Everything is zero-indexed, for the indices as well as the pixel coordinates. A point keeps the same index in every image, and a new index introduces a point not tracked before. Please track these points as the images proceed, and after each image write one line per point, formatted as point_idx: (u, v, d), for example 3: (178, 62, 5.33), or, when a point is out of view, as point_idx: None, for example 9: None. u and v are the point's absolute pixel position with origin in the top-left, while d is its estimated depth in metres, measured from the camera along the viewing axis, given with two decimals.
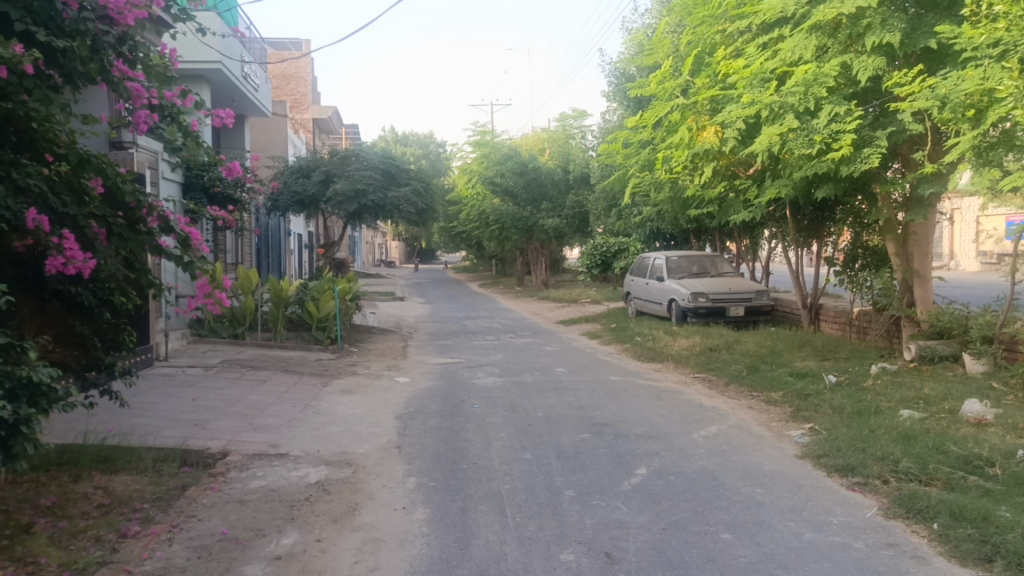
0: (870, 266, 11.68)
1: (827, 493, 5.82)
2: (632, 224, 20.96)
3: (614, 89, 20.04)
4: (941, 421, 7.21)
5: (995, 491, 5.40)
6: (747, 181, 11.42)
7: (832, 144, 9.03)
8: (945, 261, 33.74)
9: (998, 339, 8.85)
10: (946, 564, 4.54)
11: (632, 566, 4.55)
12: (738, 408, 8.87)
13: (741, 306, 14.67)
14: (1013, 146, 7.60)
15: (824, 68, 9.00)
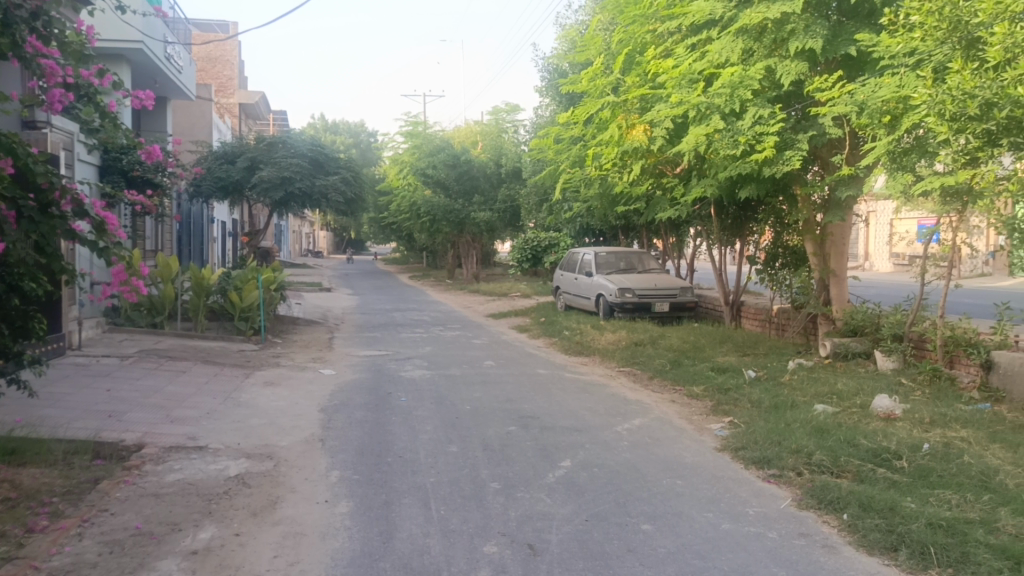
0: (789, 265, 12.02)
1: (744, 484, 5.98)
2: (562, 219, 21.11)
3: (547, 84, 20.16)
4: (853, 415, 7.49)
5: (902, 483, 5.64)
6: (673, 179, 11.62)
7: (755, 146, 9.26)
8: (860, 262, 34.91)
9: (907, 338, 9.20)
10: (854, 553, 4.72)
11: (553, 558, 4.60)
12: (661, 402, 9.04)
13: (666, 302, 14.97)
14: (925, 153, 7.91)
15: (750, 71, 9.23)
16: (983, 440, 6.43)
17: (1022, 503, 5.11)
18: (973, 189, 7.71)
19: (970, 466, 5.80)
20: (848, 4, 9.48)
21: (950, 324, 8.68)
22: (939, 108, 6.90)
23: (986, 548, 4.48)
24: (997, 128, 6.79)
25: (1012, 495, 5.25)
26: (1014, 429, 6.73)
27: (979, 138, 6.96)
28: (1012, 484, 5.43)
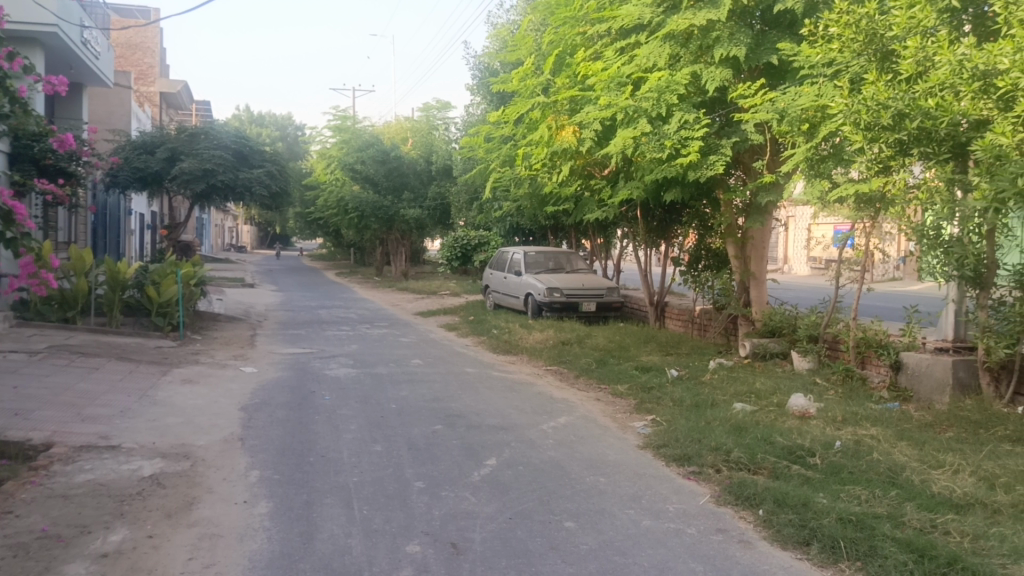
0: (712, 267, 12.33)
1: (665, 481, 6.10)
2: (492, 218, 21.12)
3: (478, 83, 20.18)
4: (770, 413, 7.71)
5: (814, 479, 5.83)
6: (601, 181, 11.74)
7: (680, 150, 9.44)
8: (779, 265, 35.86)
9: (822, 338, 9.52)
10: (769, 548, 4.86)
11: (476, 556, 4.60)
12: (586, 400, 9.13)
13: (593, 301, 15.16)
14: (840, 160, 8.24)
15: (677, 77, 9.40)
16: (891, 437, 6.69)
17: (926, 499, 5.33)
18: (885, 197, 8.01)
19: (879, 463, 6.03)
20: (771, 14, 9.75)
21: (863, 326, 9.01)
22: (855, 117, 7.14)
23: (892, 542, 4.65)
24: (908, 138, 7.06)
25: (917, 490, 5.48)
26: (920, 427, 7.03)
27: (891, 147, 7.22)
28: (917, 480, 5.67)
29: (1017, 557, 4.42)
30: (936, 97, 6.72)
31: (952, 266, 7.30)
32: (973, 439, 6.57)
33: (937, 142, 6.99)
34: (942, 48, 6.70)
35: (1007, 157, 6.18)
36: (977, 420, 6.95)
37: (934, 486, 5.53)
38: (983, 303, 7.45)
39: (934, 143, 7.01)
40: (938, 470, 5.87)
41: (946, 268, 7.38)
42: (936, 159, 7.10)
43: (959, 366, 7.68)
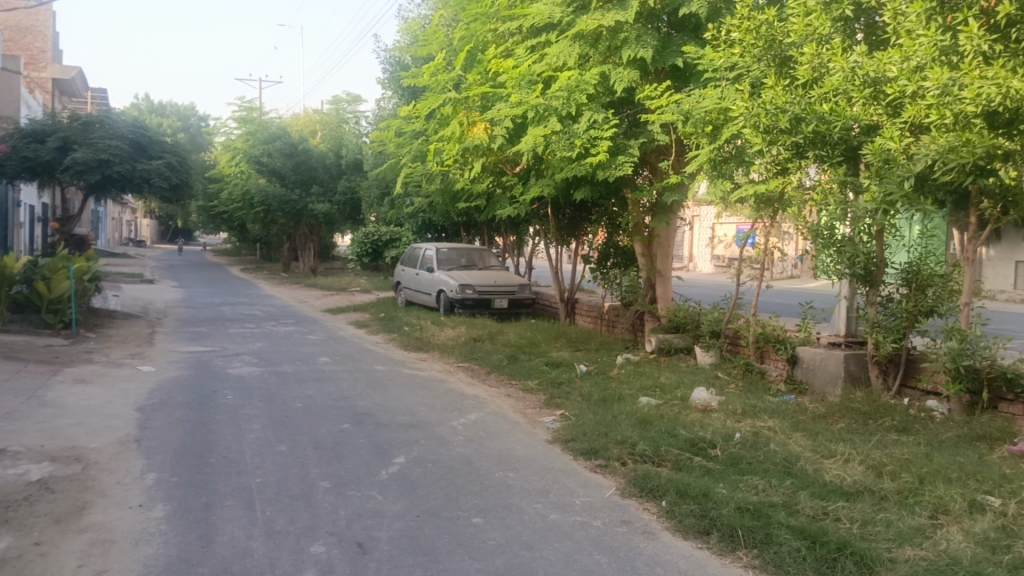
0: (620, 265, 12.45)
1: (572, 475, 6.18)
2: (403, 214, 20.94)
3: (388, 77, 20.02)
4: (674, 406, 7.91)
5: (715, 471, 6.00)
6: (513, 178, 11.81)
7: (590, 149, 9.58)
8: (684, 264, 36.80)
9: (724, 334, 9.82)
10: (670, 538, 4.99)
11: (382, 555, 4.55)
12: (496, 396, 9.16)
13: (505, 298, 15.22)
14: (741, 161, 8.55)
15: (586, 76, 9.51)
16: (787, 429, 6.96)
17: (819, 487, 5.57)
18: (782, 197, 8.31)
19: (775, 454, 6.26)
20: (676, 17, 9.97)
21: (762, 321, 9.32)
22: (755, 119, 7.38)
23: (786, 530, 4.83)
24: (804, 142, 7.28)
25: (810, 479, 5.72)
26: (813, 418, 7.33)
27: (789, 150, 7.45)
28: (810, 469, 5.92)
29: (902, 541, 4.66)
30: (830, 102, 7.01)
31: (844, 264, 7.68)
32: (863, 430, 6.90)
33: (830, 145, 7.22)
34: (836, 55, 7.00)
35: (895, 161, 6.50)
36: (866, 411, 7.29)
37: (826, 474, 5.78)
38: (872, 300, 7.81)
39: (828, 146, 7.25)
40: (830, 459, 6.14)
41: (838, 266, 7.71)
42: (830, 162, 7.34)
43: (850, 360, 8.03)
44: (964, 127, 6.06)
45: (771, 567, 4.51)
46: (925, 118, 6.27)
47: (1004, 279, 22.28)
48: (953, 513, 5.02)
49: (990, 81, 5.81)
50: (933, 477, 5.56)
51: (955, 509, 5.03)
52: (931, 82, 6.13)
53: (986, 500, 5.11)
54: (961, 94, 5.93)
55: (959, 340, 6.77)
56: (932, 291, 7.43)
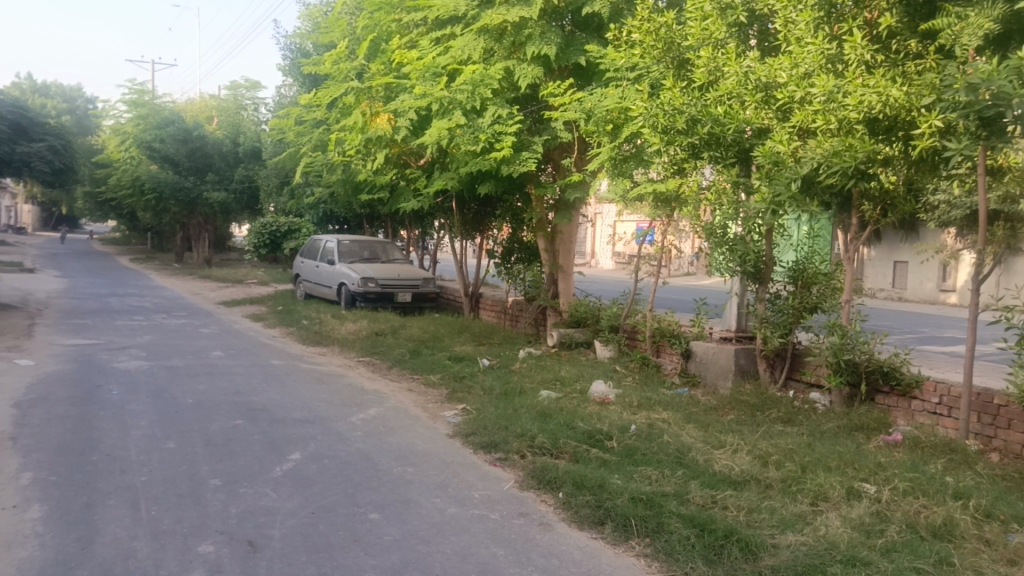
0: (524, 260, 12.53)
1: (471, 468, 6.19)
2: (303, 204, 20.50)
3: (288, 64, 19.56)
4: (573, 400, 8.03)
5: (611, 462, 6.13)
6: (417, 171, 11.73)
7: (494, 144, 9.60)
8: (587, 260, 37.38)
9: (622, 328, 10.03)
10: (566, 529, 5.07)
11: (274, 553, 4.45)
12: (398, 390, 9.08)
13: (408, 292, 15.11)
14: (641, 161, 8.78)
15: (491, 71, 9.52)
16: (680, 421, 7.18)
17: (709, 476, 5.77)
18: (679, 197, 8.55)
19: (668, 445, 6.44)
20: (580, 16, 10.11)
21: (658, 317, 9.59)
22: (653, 120, 7.56)
23: (678, 518, 4.97)
24: (699, 143, 7.50)
25: (701, 469, 5.91)
26: (705, 410, 7.58)
27: (685, 150, 7.66)
28: (701, 460, 6.12)
29: (784, 528, 4.88)
30: (724, 105, 7.25)
31: (736, 262, 7.99)
32: (751, 421, 7.18)
33: (724, 147, 7.45)
34: (730, 60, 7.25)
35: (784, 163, 6.78)
36: (754, 403, 7.58)
37: (715, 465, 5.99)
38: (761, 297, 8.10)
39: (722, 147, 7.48)
40: (720, 450, 6.35)
41: (730, 264, 8.02)
42: (723, 163, 7.57)
43: (741, 354, 8.33)
44: (847, 132, 6.35)
45: (662, 556, 4.63)
46: (812, 123, 6.56)
47: (883, 278, 23.55)
48: (832, 500, 5.28)
49: (872, 89, 6.12)
50: (815, 465, 5.84)
51: (834, 496, 5.29)
52: (817, 89, 6.39)
53: (862, 487, 5.40)
54: (844, 100, 6.23)
55: (840, 336, 7.10)
56: (816, 289, 7.78)
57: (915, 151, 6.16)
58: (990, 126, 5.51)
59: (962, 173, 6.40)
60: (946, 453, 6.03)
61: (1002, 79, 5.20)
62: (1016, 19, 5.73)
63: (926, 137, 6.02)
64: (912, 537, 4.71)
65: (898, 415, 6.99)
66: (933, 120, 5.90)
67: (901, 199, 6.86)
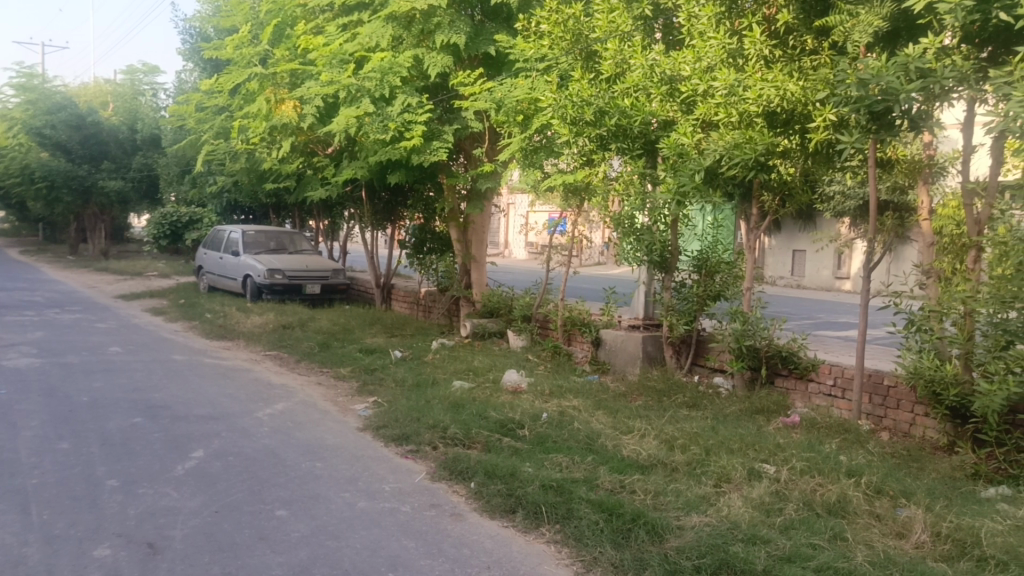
0: (436, 250, 12.41)
1: (382, 461, 6.13)
2: (206, 194, 19.87)
3: (187, 48, 18.89)
4: (486, 389, 8.05)
5: (522, 450, 6.17)
6: (324, 159, 11.52)
7: (403, 133, 9.51)
8: (500, 250, 37.46)
9: (534, 318, 10.10)
10: (477, 519, 5.08)
11: (175, 554, 4.31)
12: (307, 384, 8.91)
13: (317, 283, 14.83)
14: (551, 151, 8.85)
15: (399, 59, 9.40)
16: (590, 407, 7.28)
17: (618, 462, 5.88)
18: (589, 187, 8.63)
19: (578, 432, 6.53)
20: (489, 6, 10.07)
21: (569, 306, 9.70)
22: (562, 111, 7.66)
23: (587, 504, 5.05)
24: (607, 134, 7.61)
25: (610, 455, 6.01)
26: (614, 396, 7.72)
27: (594, 141, 7.75)
28: (610, 445, 6.22)
29: (689, 509, 5.01)
30: (631, 97, 7.38)
31: (643, 252, 8.13)
32: (657, 406, 7.35)
33: (631, 138, 7.60)
34: (636, 52, 7.36)
35: (687, 154, 6.95)
36: (661, 388, 7.76)
37: (623, 450, 6.10)
38: (668, 285, 8.30)
39: (629, 139, 7.62)
40: (628, 435, 6.47)
41: (636, 254, 8.15)
42: (630, 154, 7.73)
43: (648, 341, 8.51)
44: (747, 125, 6.57)
45: (572, 541, 4.69)
46: (714, 116, 6.75)
47: (783, 266, 24.41)
48: (735, 481, 5.45)
49: (770, 84, 6.33)
50: (718, 448, 6.02)
51: (736, 477, 5.47)
52: (719, 82, 6.57)
53: (763, 468, 5.59)
54: (744, 94, 6.42)
55: (742, 322, 7.38)
56: (719, 277, 8.00)
57: (811, 143, 6.41)
58: (879, 121, 5.78)
59: (854, 165, 6.69)
60: (840, 433, 6.31)
61: (890, 75, 5.45)
62: (903, 17, 5.94)
63: (821, 130, 6.26)
64: (809, 515, 4.92)
65: (796, 397, 7.27)
66: (827, 114, 6.13)
67: (798, 189, 7.12)
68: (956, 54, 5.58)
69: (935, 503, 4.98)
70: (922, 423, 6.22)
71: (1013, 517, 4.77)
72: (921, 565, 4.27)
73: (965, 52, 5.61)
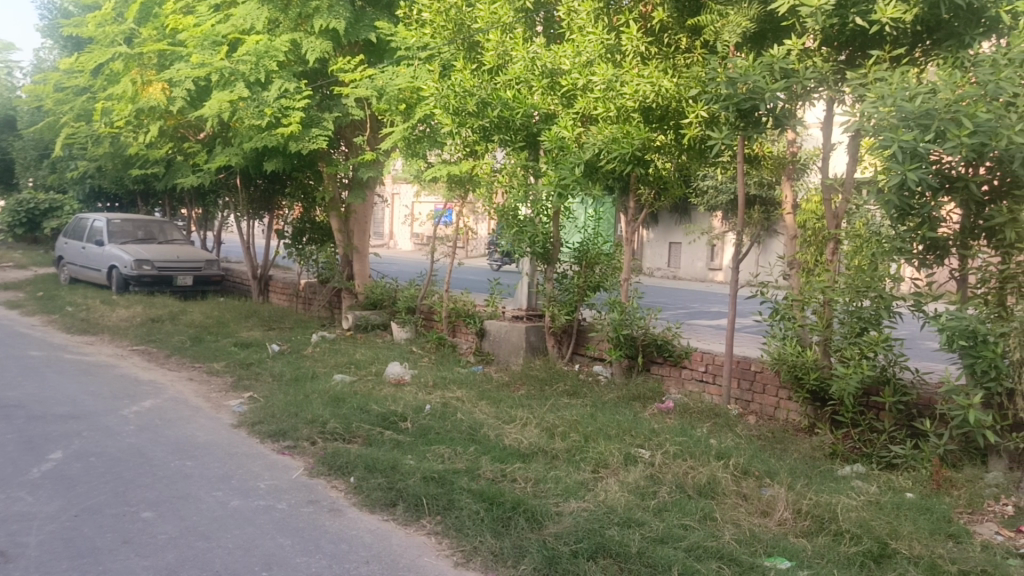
0: (316, 241, 12.01)
1: (257, 458, 5.95)
2: (68, 180, 18.69)
3: (46, 24, 17.72)
4: (368, 382, 7.94)
5: (404, 443, 6.11)
6: (196, 145, 11.06)
7: (280, 118, 9.23)
8: (384, 241, 36.94)
9: (419, 310, 10.03)
10: (356, 513, 5.00)
11: (29, 562, 4.05)
12: (177, 380, 8.54)
13: (189, 275, 14.23)
14: (434, 141, 8.81)
15: (276, 42, 9.11)
16: (474, 398, 7.30)
17: (499, 451, 5.91)
18: (472, 179, 8.62)
19: (461, 423, 6.52)
20: None
21: (453, 297, 9.70)
22: (444, 101, 7.63)
23: (468, 494, 5.06)
24: (489, 126, 7.62)
25: (492, 444, 6.04)
26: (497, 386, 7.78)
27: (477, 132, 7.76)
28: (492, 435, 6.25)
29: (568, 496, 5.10)
30: (513, 89, 7.41)
31: (526, 244, 8.20)
32: (539, 395, 7.44)
33: (513, 130, 7.64)
34: (518, 45, 7.40)
35: (568, 148, 7.05)
36: (543, 377, 7.87)
37: (505, 439, 6.14)
38: (549, 276, 8.38)
39: (511, 131, 7.66)
40: (511, 425, 6.52)
41: (520, 246, 8.21)
42: (513, 146, 7.76)
43: (531, 332, 8.59)
44: (624, 120, 6.72)
45: (452, 532, 4.68)
46: (593, 110, 6.88)
47: (660, 259, 25.23)
48: (612, 466, 5.58)
49: (646, 80, 6.50)
50: (596, 434, 6.15)
51: (613, 463, 5.60)
52: (598, 77, 6.69)
53: (639, 453, 5.75)
54: (622, 89, 6.56)
55: (620, 312, 7.57)
56: (599, 269, 8.17)
57: (684, 139, 6.65)
58: (746, 119, 6.03)
59: (724, 161, 6.95)
60: (711, 417, 6.58)
61: (756, 75, 5.72)
62: (769, 19, 6.22)
63: (694, 126, 6.51)
64: (681, 497, 5.09)
65: (670, 383, 7.51)
66: (698, 110, 6.37)
67: (673, 184, 7.34)
68: (817, 57, 5.88)
69: (797, 482, 5.27)
70: (785, 407, 6.54)
71: (866, 493, 5.09)
72: (784, 541, 4.51)
73: (825, 55, 5.93)
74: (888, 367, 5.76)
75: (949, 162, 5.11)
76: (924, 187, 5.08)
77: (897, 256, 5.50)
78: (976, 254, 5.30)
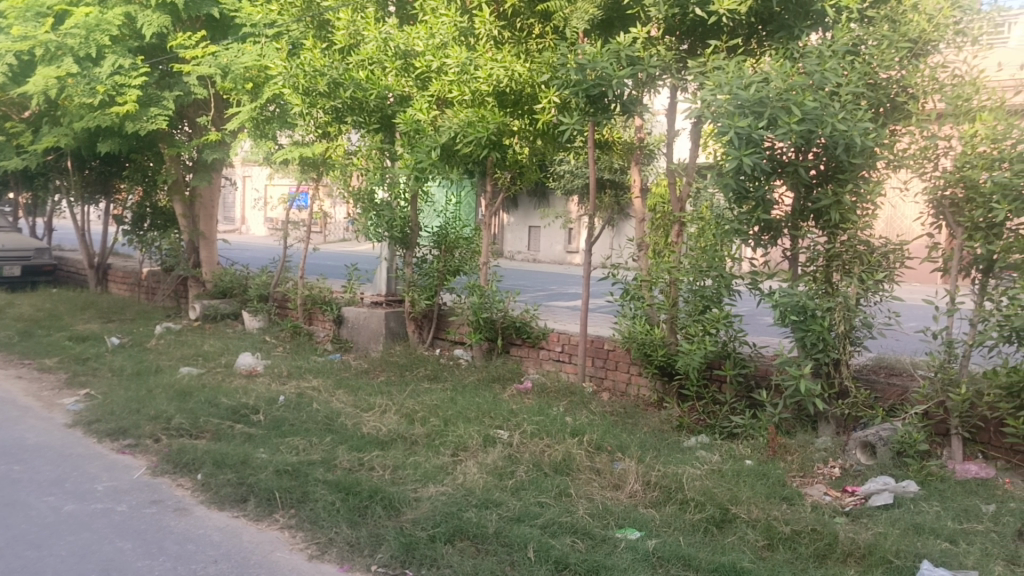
0: (159, 226, 11.37)
1: (95, 459, 5.60)
2: None
3: None
4: (217, 374, 7.63)
5: (256, 436, 5.91)
6: (21, 124, 10.28)
7: (115, 96, 8.67)
8: (235, 227, 35.46)
9: (272, 297, 9.73)
10: (205, 511, 4.80)
11: None
12: (3, 378, 7.90)
13: (16, 265, 13.19)
14: (284, 121, 8.53)
15: (107, 15, 8.53)
16: (330, 387, 7.15)
17: (356, 439, 5.82)
18: (326, 161, 8.46)
19: (317, 413, 6.38)
20: None
21: (309, 284, 9.48)
22: (294, 80, 7.40)
23: (323, 485, 4.95)
24: (342, 107, 7.44)
25: (348, 433, 5.94)
26: (356, 374, 7.66)
27: (329, 113, 7.57)
28: (349, 424, 6.15)
29: (425, 480, 5.09)
30: (367, 70, 7.24)
31: (382, 228, 8.10)
32: (399, 381, 7.39)
33: (367, 113, 7.50)
34: (369, 25, 7.23)
35: (424, 130, 6.97)
36: (402, 363, 7.81)
37: (363, 427, 6.06)
38: (409, 261, 8.30)
39: (365, 113, 7.51)
40: (369, 412, 6.44)
41: (377, 229, 8.11)
42: (368, 128, 7.65)
43: (391, 317, 8.49)
44: (479, 104, 6.73)
45: (307, 524, 4.57)
46: (448, 93, 6.82)
47: (520, 242, 25.63)
48: (470, 449, 5.62)
49: (499, 64, 6.54)
50: (455, 418, 6.16)
51: (472, 445, 5.63)
52: (452, 60, 6.65)
53: (496, 434, 5.82)
54: (476, 73, 6.57)
55: (478, 296, 7.62)
56: (458, 253, 8.10)
57: (538, 123, 6.76)
58: (596, 104, 6.17)
59: (577, 146, 7.10)
60: (567, 395, 6.75)
61: (604, 62, 5.84)
62: (615, 7, 6.32)
63: (547, 111, 6.63)
64: (537, 475, 5.19)
65: (529, 364, 7.62)
66: (551, 96, 6.48)
67: (528, 167, 7.43)
68: (660, 45, 6.10)
69: (646, 455, 5.48)
70: (636, 383, 6.79)
71: (709, 462, 5.36)
72: (634, 512, 4.69)
73: (668, 44, 6.14)
74: (729, 342, 6.06)
75: (781, 149, 5.43)
76: (758, 171, 5.37)
77: (735, 238, 5.75)
78: (806, 234, 5.63)
